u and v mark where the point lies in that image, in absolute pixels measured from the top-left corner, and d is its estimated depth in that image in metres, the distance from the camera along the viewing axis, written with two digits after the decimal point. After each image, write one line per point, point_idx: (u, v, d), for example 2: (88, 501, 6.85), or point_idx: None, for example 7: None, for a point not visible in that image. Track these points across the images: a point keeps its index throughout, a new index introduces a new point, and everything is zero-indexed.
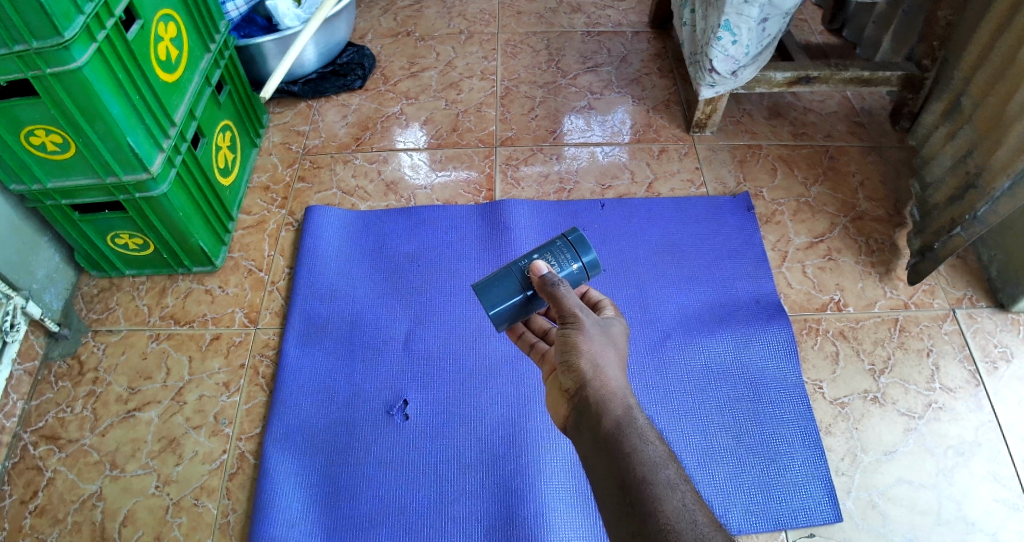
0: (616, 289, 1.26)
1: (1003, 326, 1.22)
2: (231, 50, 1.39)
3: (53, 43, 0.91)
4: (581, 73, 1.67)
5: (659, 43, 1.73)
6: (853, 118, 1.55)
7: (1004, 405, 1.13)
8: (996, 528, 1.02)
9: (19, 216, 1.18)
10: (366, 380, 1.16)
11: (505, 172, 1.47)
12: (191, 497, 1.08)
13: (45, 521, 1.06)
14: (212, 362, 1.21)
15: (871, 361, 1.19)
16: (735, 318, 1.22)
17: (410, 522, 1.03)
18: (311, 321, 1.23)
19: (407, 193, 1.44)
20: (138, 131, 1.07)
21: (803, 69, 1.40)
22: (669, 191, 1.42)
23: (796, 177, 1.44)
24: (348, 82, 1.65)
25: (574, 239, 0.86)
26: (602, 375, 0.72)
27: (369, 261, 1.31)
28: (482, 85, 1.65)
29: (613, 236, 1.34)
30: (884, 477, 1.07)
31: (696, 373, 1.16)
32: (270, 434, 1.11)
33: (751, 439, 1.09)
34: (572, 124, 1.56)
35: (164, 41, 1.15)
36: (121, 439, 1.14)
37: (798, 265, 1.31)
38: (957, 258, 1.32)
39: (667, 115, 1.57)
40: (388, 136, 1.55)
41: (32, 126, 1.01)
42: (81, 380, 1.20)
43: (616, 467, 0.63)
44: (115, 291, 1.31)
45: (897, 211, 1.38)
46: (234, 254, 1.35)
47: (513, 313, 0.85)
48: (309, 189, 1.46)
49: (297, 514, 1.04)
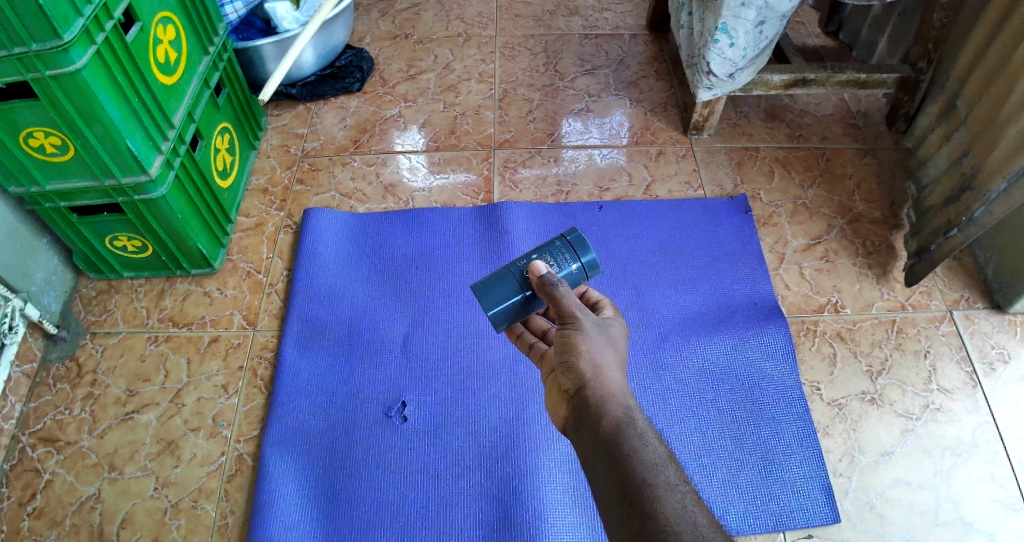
0: (614, 290, 1.26)
1: (1000, 327, 1.22)
2: (230, 53, 1.39)
3: (52, 45, 0.91)
4: (579, 76, 1.67)
5: (656, 46, 1.74)
6: (850, 121, 1.55)
7: (1001, 406, 1.13)
8: (994, 529, 1.02)
9: (18, 218, 1.19)
10: (365, 382, 1.16)
11: (503, 175, 1.47)
12: (190, 500, 1.08)
13: (43, 523, 1.06)
14: (210, 365, 1.21)
15: (869, 363, 1.19)
16: (733, 320, 1.22)
17: (410, 523, 1.03)
18: (309, 323, 1.23)
19: (406, 195, 1.44)
20: (137, 133, 1.08)
21: (800, 71, 1.40)
22: (667, 194, 1.43)
23: (793, 180, 1.45)
24: (346, 85, 1.65)
25: (573, 239, 0.86)
26: (601, 376, 0.72)
27: (368, 263, 1.32)
28: (479, 88, 1.66)
29: (611, 238, 1.34)
30: (881, 478, 1.07)
31: (694, 375, 1.16)
32: (268, 436, 1.11)
33: (749, 440, 1.09)
34: (570, 126, 1.57)
35: (162, 44, 1.15)
36: (120, 442, 1.14)
37: (795, 267, 1.31)
38: (954, 259, 1.32)
39: (665, 117, 1.57)
40: (386, 139, 1.56)
41: (30, 129, 1.01)
42: (79, 383, 1.20)
43: (617, 467, 0.63)
44: (113, 294, 1.31)
45: (893, 213, 1.38)
46: (233, 256, 1.35)
47: (512, 313, 0.85)
48: (307, 191, 1.46)
49: (296, 516, 1.04)
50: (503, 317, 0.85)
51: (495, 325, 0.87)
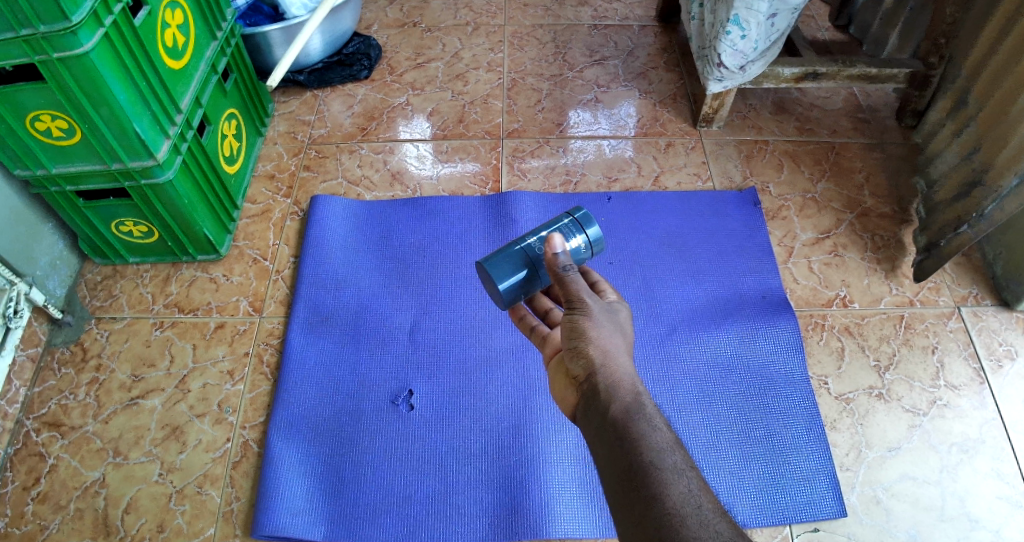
0: (622, 281, 1.26)
1: (1008, 324, 1.21)
2: (238, 38, 1.39)
3: (60, 27, 0.90)
4: (588, 67, 1.66)
5: (666, 37, 1.73)
6: (859, 115, 1.54)
7: (1009, 403, 1.13)
8: (1000, 525, 1.02)
9: (23, 202, 1.18)
10: (370, 370, 1.16)
11: (511, 164, 1.46)
12: (194, 486, 1.07)
13: (47, 508, 1.06)
14: (216, 350, 1.21)
15: (876, 357, 1.18)
16: (741, 312, 1.21)
17: (413, 512, 1.02)
18: (316, 310, 1.23)
19: (412, 183, 1.43)
20: (144, 117, 1.07)
21: (811, 64, 1.40)
22: (675, 185, 1.42)
23: (802, 173, 1.44)
24: (354, 73, 1.64)
25: (580, 218, 0.88)
26: (611, 362, 0.71)
27: (374, 252, 1.31)
28: (487, 77, 1.65)
29: (619, 229, 1.34)
30: (888, 473, 1.07)
31: (702, 367, 1.15)
32: (273, 423, 1.11)
33: (756, 434, 1.09)
34: (578, 117, 1.55)
35: (171, 28, 1.14)
36: (124, 427, 1.13)
37: (804, 260, 1.31)
38: (963, 256, 1.32)
39: (674, 109, 1.56)
40: (392, 127, 1.55)
41: (37, 111, 1.01)
42: (84, 367, 1.20)
43: (624, 450, 0.63)
44: (119, 279, 1.31)
45: (902, 209, 1.37)
46: (239, 243, 1.35)
47: (518, 289, 0.86)
48: (314, 178, 1.45)
49: (300, 504, 1.03)
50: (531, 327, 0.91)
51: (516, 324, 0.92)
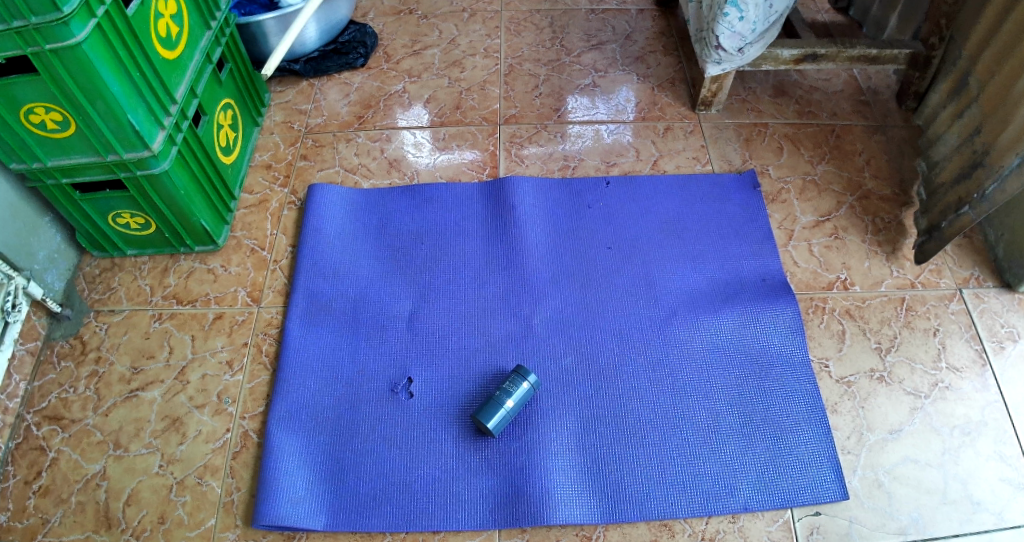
0: (621, 266, 1.25)
1: (1010, 306, 1.21)
2: (232, 28, 1.37)
3: (51, 18, 0.90)
4: (586, 51, 1.65)
5: (664, 21, 1.72)
6: (859, 97, 1.53)
7: (1011, 385, 1.12)
8: (1002, 508, 1.01)
9: (19, 196, 1.17)
10: (369, 358, 1.16)
11: (509, 150, 1.46)
12: (195, 476, 1.07)
13: (49, 501, 1.06)
14: (214, 341, 1.21)
15: (877, 340, 1.18)
16: (741, 296, 1.21)
17: (414, 499, 1.03)
18: (314, 299, 1.23)
19: (410, 171, 1.43)
20: (139, 108, 1.06)
21: (810, 46, 1.38)
22: (674, 169, 1.41)
23: (801, 156, 1.43)
24: (350, 61, 1.63)
25: None
26: None
27: (372, 239, 1.30)
28: (484, 63, 1.64)
29: (617, 213, 1.33)
30: (889, 456, 1.06)
31: (701, 351, 1.15)
32: (272, 413, 1.11)
33: (756, 416, 1.09)
34: (577, 102, 1.55)
35: (164, 18, 1.13)
36: (124, 420, 1.13)
37: (804, 243, 1.30)
38: (964, 238, 1.31)
39: (672, 93, 1.55)
40: (390, 115, 1.54)
41: (31, 104, 1.00)
42: (84, 360, 1.19)
43: None
44: (117, 271, 1.30)
45: (902, 191, 1.37)
46: (237, 233, 1.34)
47: None
48: (311, 167, 1.45)
49: (300, 492, 1.03)
50: (499, 425, 1.04)
51: (484, 414, 1.03)
